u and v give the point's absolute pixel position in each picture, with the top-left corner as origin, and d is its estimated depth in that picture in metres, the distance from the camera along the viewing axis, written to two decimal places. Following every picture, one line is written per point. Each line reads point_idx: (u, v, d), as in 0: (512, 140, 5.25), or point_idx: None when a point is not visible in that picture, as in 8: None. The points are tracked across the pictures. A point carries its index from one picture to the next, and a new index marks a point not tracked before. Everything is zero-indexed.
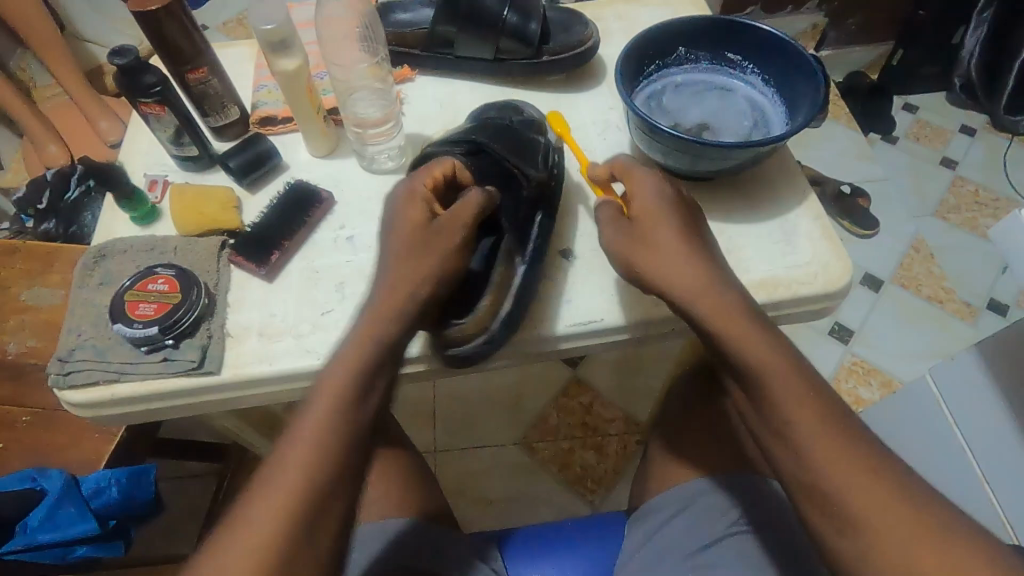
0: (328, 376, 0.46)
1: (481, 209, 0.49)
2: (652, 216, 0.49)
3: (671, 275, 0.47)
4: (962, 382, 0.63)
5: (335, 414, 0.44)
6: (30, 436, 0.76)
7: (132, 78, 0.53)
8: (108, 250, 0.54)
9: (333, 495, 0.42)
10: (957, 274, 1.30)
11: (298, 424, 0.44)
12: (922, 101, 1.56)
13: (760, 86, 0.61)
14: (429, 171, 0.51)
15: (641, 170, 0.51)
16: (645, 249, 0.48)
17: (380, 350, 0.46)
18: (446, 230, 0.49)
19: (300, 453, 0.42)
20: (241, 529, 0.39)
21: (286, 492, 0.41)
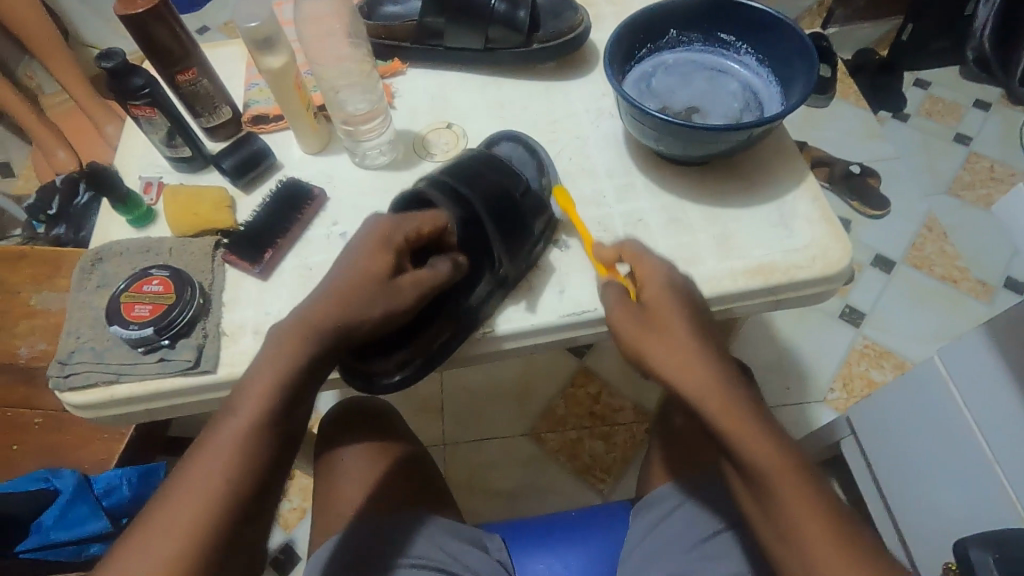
0: (248, 384, 0.42)
1: (436, 287, 0.47)
2: (662, 304, 0.47)
3: (667, 356, 0.45)
4: (970, 362, 0.62)
5: (257, 425, 0.41)
6: (44, 438, 0.78)
7: (120, 81, 0.54)
8: (105, 253, 0.55)
9: (252, 512, 0.40)
10: (971, 253, 1.27)
11: (215, 433, 0.41)
12: (934, 76, 1.53)
13: (755, 67, 0.60)
14: (414, 221, 0.48)
15: (653, 257, 0.50)
16: (650, 333, 0.47)
17: (309, 361, 0.44)
18: (398, 296, 0.46)
19: (215, 467, 0.39)
20: (161, 535, 0.37)
21: (195, 508, 0.38)
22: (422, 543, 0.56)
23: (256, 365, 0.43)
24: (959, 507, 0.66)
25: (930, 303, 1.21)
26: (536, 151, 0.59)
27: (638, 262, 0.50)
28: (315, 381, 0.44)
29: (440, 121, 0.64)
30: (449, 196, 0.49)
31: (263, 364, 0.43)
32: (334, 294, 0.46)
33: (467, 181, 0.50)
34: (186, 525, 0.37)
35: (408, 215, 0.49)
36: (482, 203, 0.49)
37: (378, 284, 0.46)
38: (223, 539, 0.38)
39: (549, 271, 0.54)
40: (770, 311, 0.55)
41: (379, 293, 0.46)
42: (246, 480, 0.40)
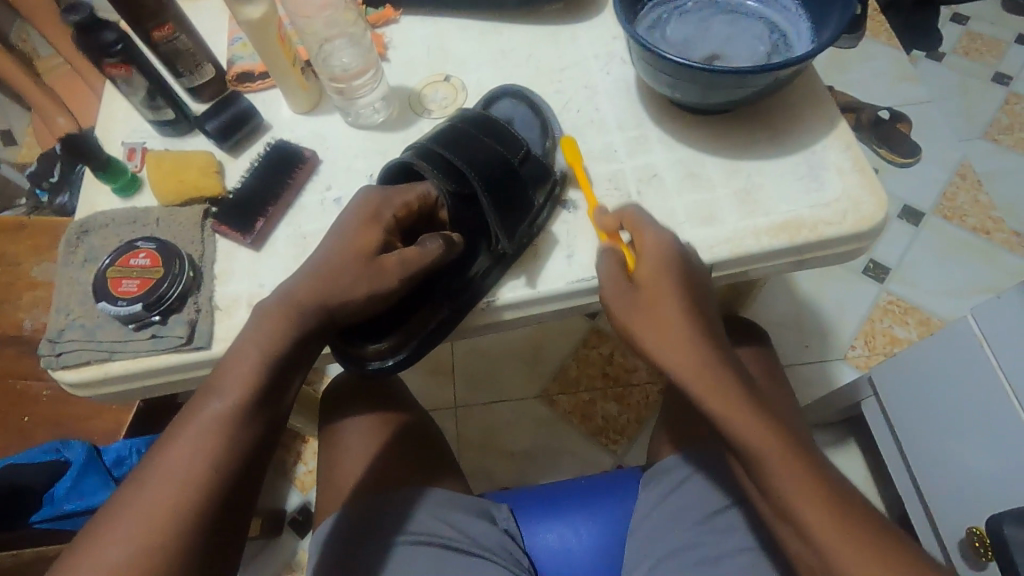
0: (231, 364, 0.41)
1: (426, 266, 0.45)
2: (654, 278, 0.45)
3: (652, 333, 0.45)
4: (1008, 319, 0.58)
5: (242, 404, 0.40)
6: (52, 410, 0.78)
7: (91, 37, 0.50)
8: (90, 225, 0.53)
9: (235, 498, 0.38)
10: (1008, 202, 1.20)
11: (196, 413, 0.39)
12: (974, 10, 1.42)
13: (782, 0, 0.54)
14: (401, 195, 0.46)
15: (652, 227, 0.47)
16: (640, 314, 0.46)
17: (294, 340, 0.42)
18: (383, 277, 0.44)
19: (196, 449, 0.38)
20: (135, 515, 0.36)
21: (175, 491, 0.36)
22: (417, 520, 0.55)
23: (238, 346, 0.41)
24: (988, 468, 0.63)
25: (960, 255, 1.15)
26: (542, 112, 0.54)
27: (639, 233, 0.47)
28: (302, 365, 0.43)
29: (438, 74, 0.60)
30: (435, 168, 0.46)
31: (246, 344, 0.41)
32: (317, 273, 0.44)
33: (456, 151, 0.46)
34: (165, 510, 0.36)
35: (393, 192, 0.46)
36: (472, 172, 0.45)
37: (361, 263, 0.44)
38: (206, 525, 0.36)
39: (554, 232, 0.51)
40: (796, 271, 0.52)
41: (364, 276, 0.43)
42: (228, 464, 0.38)
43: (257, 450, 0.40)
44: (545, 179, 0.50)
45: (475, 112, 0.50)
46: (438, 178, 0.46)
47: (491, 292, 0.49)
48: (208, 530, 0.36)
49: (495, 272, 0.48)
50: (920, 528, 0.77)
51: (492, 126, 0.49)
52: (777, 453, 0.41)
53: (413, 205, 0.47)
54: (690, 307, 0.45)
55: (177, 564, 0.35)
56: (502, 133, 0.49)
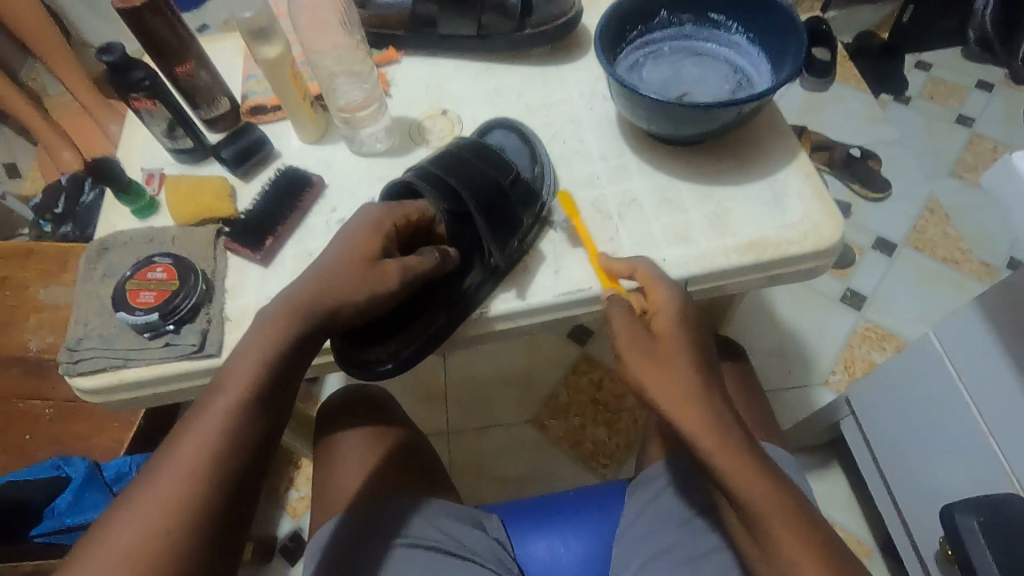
0: (231, 369, 0.44)
1: (424, 274, 0.49)
2: (669, 337, 0.48)
3: (662, 381, 0.46)
4: (968, 338, 0.61)
5: (242, 406, 0.42)
6: (53, 429, 0.80)
7: (121, 75, 0.56)
8: (109, 243, 0.56)
9: (242, 489, 0.41)
10: (974, 235, 1.26)
11: (203, 409, 0.42)
12: (935, 58, 1.52)
13: (745, 45, 0.60)
14: (402, 210, 0.51)
15: (666, 285, 0.50)
16: (653, 365, 0.47)
17: (297, 340, 0.45)
18: (381, 286, 0.47)
19: (196, 448, 0.40)
20: (147, 506, 0.38)
21: (176, 488, 0.39)
22: (415, 524, 0.57)
23: (239, 353, 0.44)
24: (956, 479, 0.66)
25: (932, 285, 1.21)
26: (529, 139, 0.59)
27: (651, 288, 0.50)
28: (301, 369, 0.46)
29: (435, 109, 0.65)
30: (432, 186, 0.50)
31: (246, 351, 0.45)
32: (320, 277, 0.47)
33: (452, 173, 0.51)
34: (172, 500, 0.38)
35: (396, 208, 0.51)
36: (465, 190, 0.50)
37: (363, 273, 0.47)
38: (213, 514, 0.39)
39: (542, 250, 0.55)
40: (765, 287, 0.56)
41: (363, 283, 0.47)
42: (229, 461, 0.41)
43: (260, 444, 0.43)
44: (531, 197, 0.54)
45: (468, 139, 0.55)
46: (435, 196, 0.50)
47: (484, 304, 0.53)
48: (212, 518, 0.39)
49: (489, 287, 0.53)
50: (899, 544, 0.79)
51: (485, 151, 0.54)
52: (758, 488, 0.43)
53: (413, 218, 0.51)
54: (704, 370, 0.47)
55: (186, 550, 0.38)
56: (494, 156, 0.54)
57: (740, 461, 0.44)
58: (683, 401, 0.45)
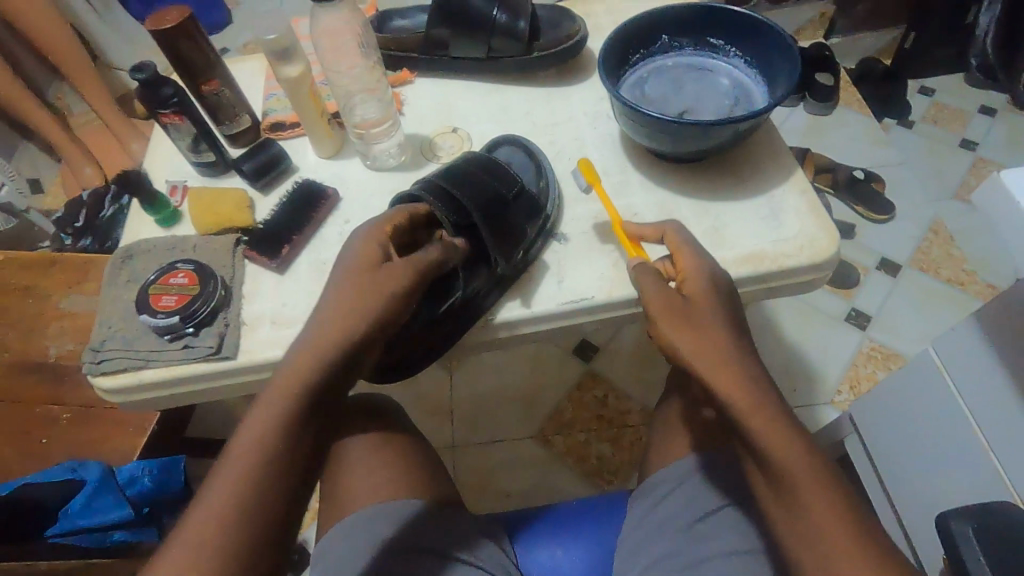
0: (272, 384, 0.45)
1: (424, 265, 0.49)
2: (702, 298, 0.49)
3: (696, 342, 0.47)
4: (966, 349, 0.62)
5: (282, 418, 0.43)
6: (70, 433, 0.81)
7: (151, 92, 0.59)
8: (133, 251, 0.59)
9: (290, 506, 0.42)
10: (980, 256, 1.27)
11: (249, 428, 0.43)
12: (938, 84, 1.55)
13: (742, 68, 0.63)
14: (390, 218, 0.51)
15: (694, 252, 0.52)
16: (687, 327, 0.48)
17: (336, 356, 0.46)
18: (390, 286, 0.47)
19: (242, 461, 0.41)
20: (200, 525, 0.39)
21: (224, 500, 0.40)
22: (413, 531, 0.58)
23: (281, 371, 0.45)
24: (957, 491, 0.66)
25: (937, 306, 1.21)
26: (536, 155, 0.62)
27: (679, 256, 0.52)
28: (344, 381, 0.47)
29: (446, 126, 0.68)
30: (433, 198, 0.52)
31: (286, 364, 0.45)
32: (343, 288, 0.47)
33: (451, 186, 0.53)
34: (225, 520, 0.39)
35: (382, 219, 0.51)
36: (469, 202, 0.52)
37: (364, 272, 0.48)
38: (264, 532, 0.40)
39: (546, 262, 0.57)
40: (763, 299, 0.58)
41: (372, 285, 0.47)
42: (273, 472, 0.42)
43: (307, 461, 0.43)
44: (535, 208, 0.56)
45: (473, 154, 0.58)
46: (438, 207, 0.52)
47: (490, 312, 0.55)
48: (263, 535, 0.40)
49: (496, 299, 0.55)
50: None
51: (487, 164, 0.56)
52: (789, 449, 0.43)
53: (399, 223, 0.51)
54: (737, 332, 0.48)
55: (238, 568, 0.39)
56: (497, 170, 0.56)
57: (773, 423, 0.44)
58: (717, 365, 0.46)
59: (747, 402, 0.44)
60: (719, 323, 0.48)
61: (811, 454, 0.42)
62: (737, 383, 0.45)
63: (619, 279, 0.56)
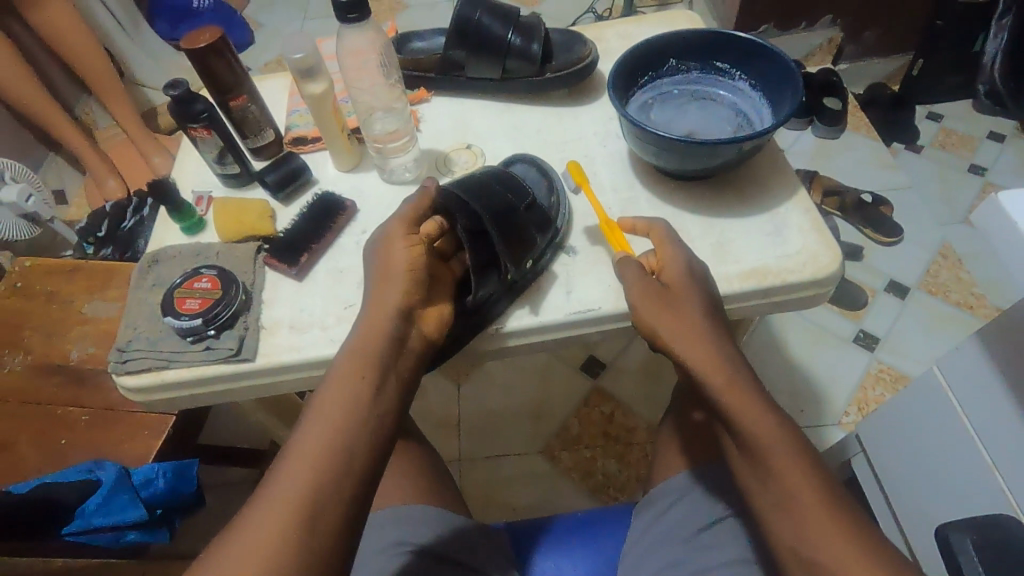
0: (335, 374, 0.47)
1: (416, 212, 0.54)
2: (679, 283, 0.52)
3: (673, 322, 0.50)
4: (969, 368, 0.63)
5: (346, 399, 0.45)
6: (87, 434, 0.82)
7: (184, 106, 0.62)
8: (160, 256, 0.62)
9: (354, 489, 0.41)
10: (989, 280, 1.27)
11: (312, 419, 0.44)
12: (946, 110, 1.56)
13: (747, 91, 0.65)
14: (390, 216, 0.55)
15: (674, 243, 0.55)
16: (665, 310, 0.51)
17: (384, 349, 0.48)
18: (401, 248, 0.52)
19: (313, 441, 0.42)
20: (266, 510, 0.39)
21: (301, 479, 0.40)
22: (412, 531, 0.59)
23: (335, 369, 0.47)
24: (962, 510, 0.66)
25: (946, 329, 1.21)
26: (548, 173, 0.64)
27: (660, 249, 0.55)
28: (394, 375, 0.48)
29: (460, 143, 0.71)
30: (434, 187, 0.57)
31: (346, 355, 0.48)
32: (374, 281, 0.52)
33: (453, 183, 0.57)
34: (290, 503, 0.39)
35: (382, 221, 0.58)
36: (475, 202, 0.54)
37: (376, 249, 0.54)
38: (327, 514, 0.39)
39: (555, 273, 0.59)
40: (767, 313, 0.59)
41: (387, 251, 0.52)
42: (345, 446, 0.42)
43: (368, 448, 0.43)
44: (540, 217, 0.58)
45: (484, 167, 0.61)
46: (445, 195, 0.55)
47: (500, 319, 0.57)
48: (330, 516, 0.39)
49: (508, 310, 0.57)
50: None
51: (495, 172, 0.59)
52: (761, 422, 0.46)
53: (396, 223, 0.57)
54: (712, 313, 0.51)
55: (302, 549, 0.38)
56: (508, 179, 0.58)
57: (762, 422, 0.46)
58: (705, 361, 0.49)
59: (723, 379, 0.48)
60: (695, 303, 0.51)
61: (797, 449, 0.45)
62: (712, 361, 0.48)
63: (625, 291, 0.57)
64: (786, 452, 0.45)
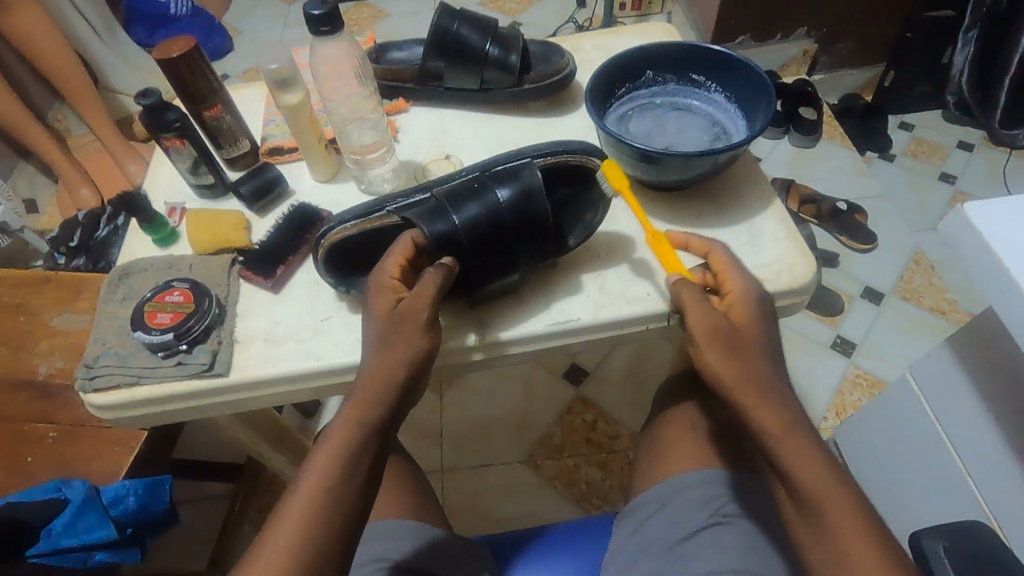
0: (342, 416, 0.47)
1: (435, 295, 0.49)
2: (749, 322, 0.49)
3: (740, 360, 0.47)
4: (942, 377, 0.64)
5: (340, 467, 0.44)
6: (55, 451, 0.80)
7: (155, 116, 0.61)
8: (130, 269, 0.60)
9: (345, 545, 0.43)
10: (961, 286, 1.29)
11: (314, 464, 0.44)
12: (917, 119, 1.60)
13: (723, 103, 0.66)
14: (394, 257, 0.50)
15: (740, 273, 0.52)
16: (727, 351, 0.47)
17: (392, 396, 0.47)
18: (418, 338, 0.48)
19: (301, 513, 0.42)
20: (264, 559, 0.41)
21: (287, 552, 0.41)
22: (393, 547, 0.59)
23: (344, 409, 0.47)
24: (936, 515, 0.68)
25: (920, 333, 1.23)
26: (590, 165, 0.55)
27: (727, 276, 0.52)
28: (398, 418, 0.48)
29: (440, 153, 0.71)
30: (456, 240, 0.51)
31: (345, 409, 0.47)
32: (383, 326, 0.49)
33: (474, 239, 0.51)
34: (285, 556, 0.41)
35: (392, 252, 0.50)
36: (471, 262, 0.52)
37: (387, 322, 0.49)
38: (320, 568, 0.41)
39: (533, 286, 0.59)
40: None
41: (400, 329, 0.48)
42: (331, 523, 0.42)
43: (363, 494, 0.44)
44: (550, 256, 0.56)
45: (519, 185, 0.52)
46: (465, 256, 0.51)
47: (485, 332, 0.56)
48: (322, 567, 0.41)
49: (485, 321, 0.57)
50: None
51: (525, 213, 0.51)
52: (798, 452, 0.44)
53: (408, 257, 0.51)
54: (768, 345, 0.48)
55: None
56: (536, 227, 0.52)
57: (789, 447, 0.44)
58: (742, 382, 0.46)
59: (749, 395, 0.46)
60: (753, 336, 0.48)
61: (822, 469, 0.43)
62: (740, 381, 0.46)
63: (602, 302, 0.58)
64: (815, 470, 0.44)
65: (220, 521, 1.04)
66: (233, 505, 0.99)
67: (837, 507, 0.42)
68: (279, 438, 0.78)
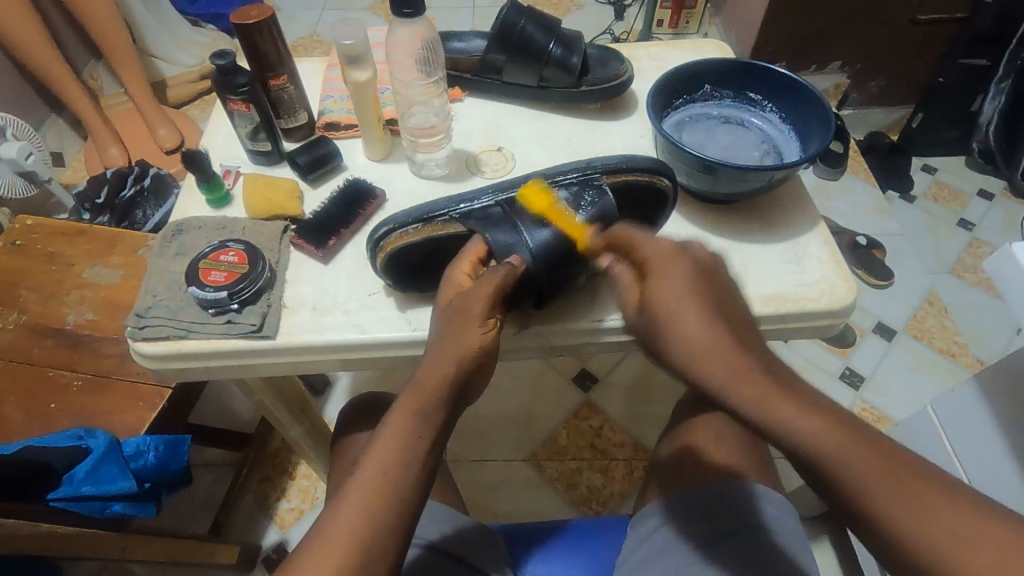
0: (399, 407, 0.47)
1: (496, 291, 0.49)
2: (661, 289, 0.48)
3: (679, 340, 0.46)
4: (963, 414, 0.66)
5: (396, 457, 0.45)
6: (79, 401, 0.80)
7: (225, 78, 0.62)
8: (185, 226, 0.61)
9: (400, 538, 0.43)
10: (972, 331, 1.30)
11: (371, 454, 0.45)
12: (942, 163, 1.61)
13: (777, 122, 0.68)
14: (466, 259, 0.52)
15: (642, 235, 0.51)
16: (686, 322, 0.46)
17: (452, 388, 0.48)
18: (474, 334, 0.48)
19: (359, 498, 0.43)
20: (323, 546, 0.41)
21: (345, 535, 0.41)
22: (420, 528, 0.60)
23: (403, 400, 0.48)
24: None
25: (928, 373, 1.24)
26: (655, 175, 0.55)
27: (636, 243, 0.51)
28: (453, 411, 0.48)
29: (492, 145, 0.72)
30: (528, 250, 0.51)
31: (402, 399, 0.48)
32: (445, 324, 0.49)
33: (545, 253, 0.51)
34: (344, 546, 0.41)
35: (466, 252, 0.52)
36: (541, 266, 0.51)
37: (448, 316, 0.49)
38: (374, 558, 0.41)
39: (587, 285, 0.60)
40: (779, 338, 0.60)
41: (457, 325, 0.48)
42: (385, 512, 0.43)
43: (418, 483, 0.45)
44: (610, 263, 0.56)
45: (597, 207, 0.53)
46: (536, 265, 0.51)
47: (535, 326, 0.57)
48: (377, 557, 0.41)
49: (543, 318, 0.58)
50: None
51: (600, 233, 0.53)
52: (781, 403, 0.40)
53: (480, 259, 0.52)
54: (709, 311, 0.46)
55: None
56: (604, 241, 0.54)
57: (759, 388, 0.41)
58: (707, 359, 0.44)
59: (726, 372, 0.43)
60: (697, 325, 0.45)
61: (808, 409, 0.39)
62: (720, 362, 0.43)
63: None
64: (828, 430, 0.38)
65: (222, 489, 1.05)
66: (239, 474, 1.00)
67: (825, 447, 0.38)
68: (299, 409, 0.79)
